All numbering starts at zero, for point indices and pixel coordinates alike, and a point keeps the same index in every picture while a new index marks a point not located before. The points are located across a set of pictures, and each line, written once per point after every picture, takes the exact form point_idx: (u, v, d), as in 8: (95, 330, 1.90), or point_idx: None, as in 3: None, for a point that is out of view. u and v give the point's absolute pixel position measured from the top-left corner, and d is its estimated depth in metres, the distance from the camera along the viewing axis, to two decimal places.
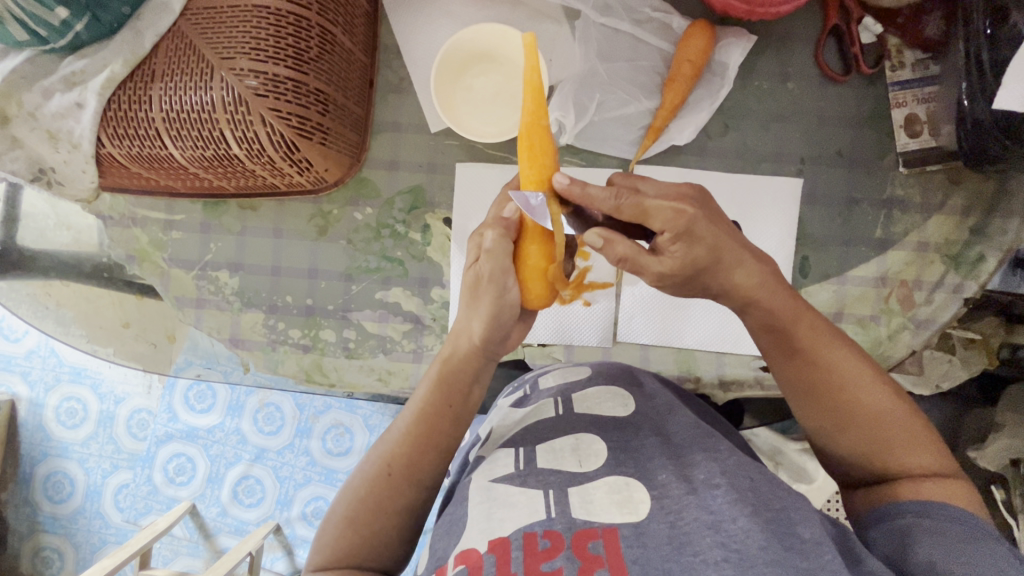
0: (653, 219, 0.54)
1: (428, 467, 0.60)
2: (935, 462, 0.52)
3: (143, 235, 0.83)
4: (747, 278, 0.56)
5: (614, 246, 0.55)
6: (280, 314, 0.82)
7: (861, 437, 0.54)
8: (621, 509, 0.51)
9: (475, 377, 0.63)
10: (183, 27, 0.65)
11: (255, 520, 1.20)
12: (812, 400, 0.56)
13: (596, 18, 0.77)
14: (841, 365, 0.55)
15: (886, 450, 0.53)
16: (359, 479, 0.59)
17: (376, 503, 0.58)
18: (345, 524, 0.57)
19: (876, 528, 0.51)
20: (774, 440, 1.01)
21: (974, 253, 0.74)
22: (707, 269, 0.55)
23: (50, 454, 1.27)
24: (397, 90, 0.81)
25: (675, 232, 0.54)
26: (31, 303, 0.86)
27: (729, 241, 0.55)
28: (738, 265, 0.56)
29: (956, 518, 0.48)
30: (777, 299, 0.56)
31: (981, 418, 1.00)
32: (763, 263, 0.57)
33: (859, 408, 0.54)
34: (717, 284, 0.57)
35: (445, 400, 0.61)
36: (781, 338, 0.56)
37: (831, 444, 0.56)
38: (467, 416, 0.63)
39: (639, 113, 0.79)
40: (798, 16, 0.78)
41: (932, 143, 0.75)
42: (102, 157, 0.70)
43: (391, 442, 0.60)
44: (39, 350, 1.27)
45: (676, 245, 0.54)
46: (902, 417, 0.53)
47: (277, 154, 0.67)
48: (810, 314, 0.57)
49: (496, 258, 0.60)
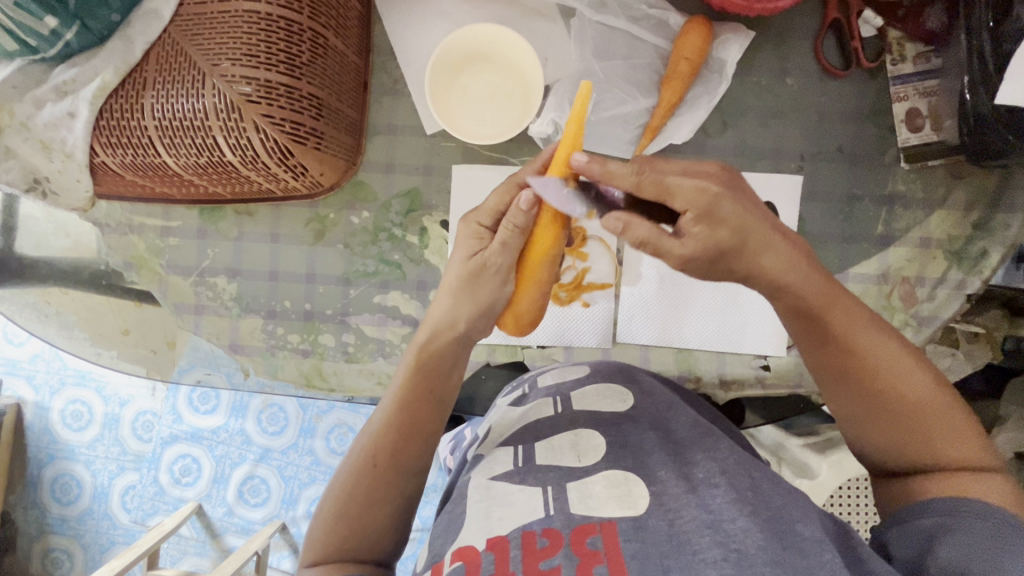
0: (676, 198, 0.52)
1: (419, 455, 0.60)
2: (970, 453, 0.51)
3: (141, 242, 0.83)
4: (776, 261, 0.53)
5: (634, 230, 0.53)
6: (279, 319, 0.82)
7: (895, 427, 0.52)
8: (620, 503, 0.51)
9: (452, 361, 0.63)
10: (172, 33, 0.64)
11: (261, 520, 1.21)
12: (845, 386, 0.55)
13: (592, 15, 0.76)
14: (877, 352, 0.53)
15: (922, 441, 0.52)
16: (345, 472, 0.58)
17: (366, 494, 0.57)
18: (335, 518, 0.56)
19: (897, 529, 0.51)
20: (778, 436, 1.01)
21: (976, 248, 0.73)
22: (731, 253, 0.53)
23: (57, 457, 1.28)
24: (391, 92, 0.80)
25: (697, 212, 0.51)
26: (32, 310, 0.86)
27: (758, 222, 0.53)
28: (768, 247, 0.53)
29: (982, 514, 0.46)
30: (812, 283, 0.54)
31: (987, 412, 0.99)
32: (794, 247, 0.54)
33: (896, 397, 0.52)
34: (744, 267, 0.54)
35: (422, 382, 0.62)
36: (811, 322, 0.55)
37: (861, 433, 0.55)
38: (447, 399, 0.63)
39: (637, 111, 0.78)
40: (797, 10, 0.77)
41: (934, 138, 0.74)
42: (96, 166, 0.70)
43: (374, 434, 0.59)
44: (43, 355, 1.28)
45: (698, 224, 0.52)
46: (940, 405, 0.52)
47: (271, 160, 0.67)
48: (846, 299, 0.55)
49: (508, 253, 0.62)
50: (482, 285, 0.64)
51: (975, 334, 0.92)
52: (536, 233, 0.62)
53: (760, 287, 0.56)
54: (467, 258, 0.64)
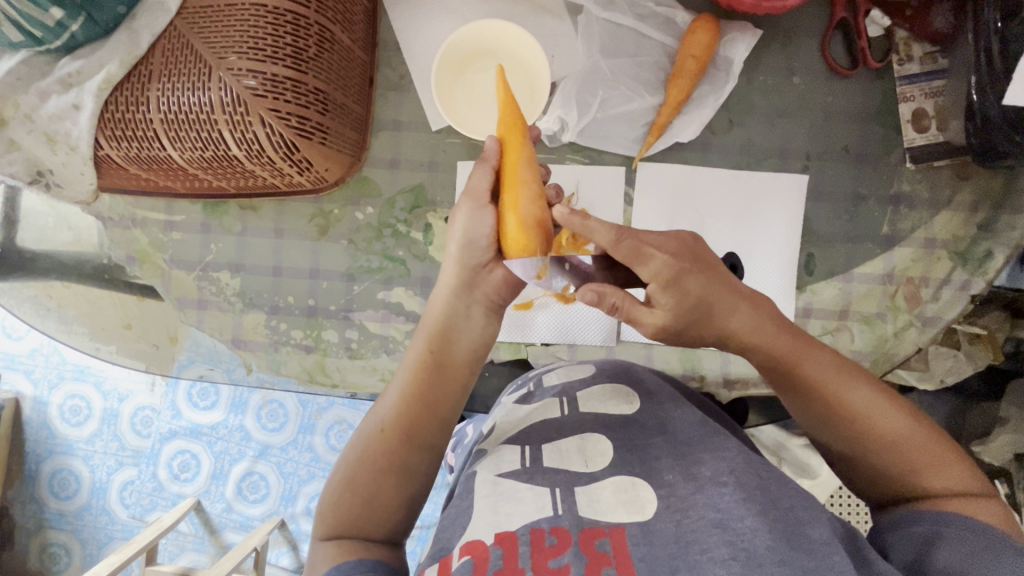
0: (644, 267, 0.51)
1: (430, 431, 0.58)
2: (959, 480, 0.50)
3: (143, 236, 0.83)
4: (742, 323, 0.54)
5: (608, 298, 0.52)
6: (283, 315, 0.81)
7: (879, 460, 0.52)
8: (627, 509, 0.50)
9: (460, 322, 0.60)
10: (179, 26, 0.64)
11: (260, 516, 1.20)
12: (825, 427, 0.55)
13: (599, 13, 0.77)
14: (849, 394, 0.53)
15: (906, 471, 0.51)
16: (357, 440, 0.58)
17: (375, 462, 0.56)
18: (344, 485, 0.56)
19: (890, 532, 0.51)
20: (779, 435, 1.00)
21: (981, 249, 0.73)
22: (701, 319, 0.54)
23: (55, 452, 1.28)
24: (397, 88, 0.80)
25: (663, 281, 0.51)
26: (33, 303, 0.85)
27: (718, 288, 0.54)
28: (734, 310, 0.54)
29: (976, 529, 0.46)
30: (774, 341, 0.54)
31: (986, 413, 0.99)
32: (755, 304, 0.56)
33: (874, 435, 0.52)
34: (713, 332, 0.55)
35: (430, 349, 0.59)
36: (782, 373, 0.55)
37: (850, 463, 0.55)
38: (455, 368, 0.60)
39: (643, 109, 0.78)
40: (804, 9, 0.77)
41: (939, 139, 0.75)
42: (100, 159, 0.69)
43: (387, 402, 0.59)
44: (42, 349, 1.27)
45: (664, 295, 0.52)
46: (919, 437, 0.52)
47: (277, 155, 0.66)
48: (813, 351, 0.55)
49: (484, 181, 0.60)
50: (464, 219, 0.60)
51: (977, 335, 0.92)
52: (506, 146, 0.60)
53: (732, 347, 0.57)
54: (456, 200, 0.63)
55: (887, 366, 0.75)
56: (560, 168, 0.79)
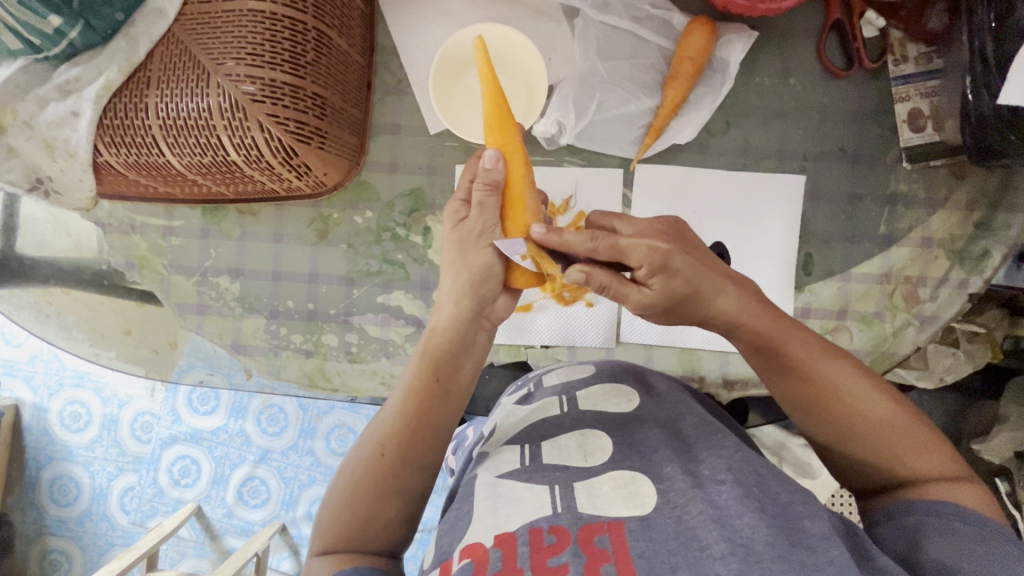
0: (630, 257, 0.53)
1: (425, 448, 0.57)
2: (940, 465, 0.50)
3: (143, 242, 0.83)
4: (730, 304, 0.55)
5: (596, 278, 0.55)
6: (282, 319, 0.82)
7: (863, 447, 0.52)
8: (627, 503, 0.50)
9: (466, 348, 0.60)
10: (177, 32, 0.64)
11: (261, 520, 1.20)
12: (813, 413, 0.54)
13: (596, 16, 0.77)
14: (836, 379, 0.53)
15: (889, 457, 0.51)
16: (353, 461, 0.57)
17: (373, 485, 0.55)
18: (343, 507, 0.55)
19: (881, 526, 0.50)
20: (778, 435, 1.01)
21: (979, 248, 0.73)
22: (688, 299, 0.55)
23: (55, 458, 1.27)
24: (394, 91, 0.80)
25: (652, 266, 0.53)
26: (33, 310, 0.85)
27: (706, 270, 0.54)
28: (720, 291, 0.55)
29: (965, 517, 0.46)
30: (762, 322, 0.55)
31: (985, 411, 0.99)
32: (744, 287, 0.56)
33: (860, 421, 0.52)
34: (701, 312, 0.56)
35: (431, 370, 0.59)
36: (771, 357, 0.55)
37: (835, 451, 0.55)
38: (458, 391, 0.60)
39: (640, 111, 0.78)
40: (799, 11, 0.77)
41: (935, 138, 0.75)
42: (99, 165, 0.70)
43: (384, 423, 0.58)
44: (41, 356, 1.27)
45: (654, 278, 0.54)
46: (904, 424, 0.51)
47: (275, 160, 0.66)
48: (800, 332, 0.55)
49: (490, 213, 0.59)
50: (474, 252, 0.60)
51: (976, 334, 0.93)
52: (509, 169, 0.60)
53: (719, 327, 0.57)
54: (453, 226, 0.61)
55: (886, 366, 0.75)
56: (558, 171, 0.79)
